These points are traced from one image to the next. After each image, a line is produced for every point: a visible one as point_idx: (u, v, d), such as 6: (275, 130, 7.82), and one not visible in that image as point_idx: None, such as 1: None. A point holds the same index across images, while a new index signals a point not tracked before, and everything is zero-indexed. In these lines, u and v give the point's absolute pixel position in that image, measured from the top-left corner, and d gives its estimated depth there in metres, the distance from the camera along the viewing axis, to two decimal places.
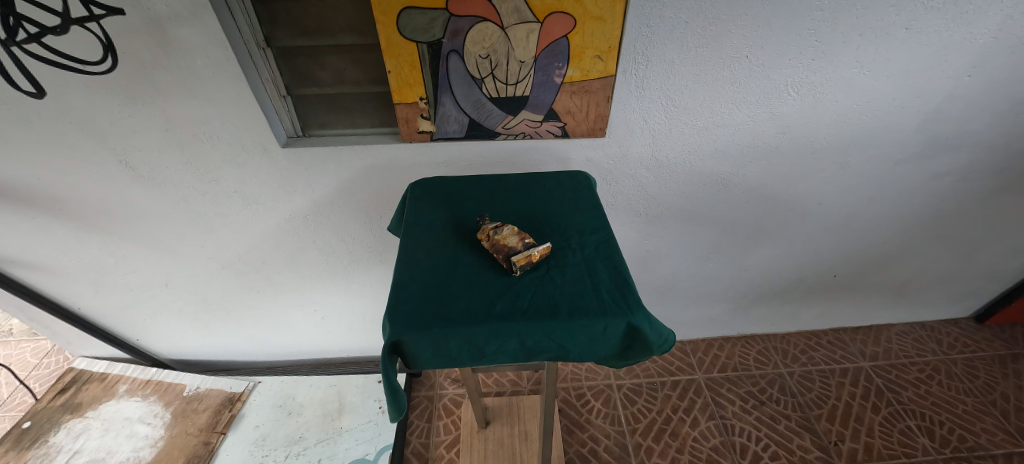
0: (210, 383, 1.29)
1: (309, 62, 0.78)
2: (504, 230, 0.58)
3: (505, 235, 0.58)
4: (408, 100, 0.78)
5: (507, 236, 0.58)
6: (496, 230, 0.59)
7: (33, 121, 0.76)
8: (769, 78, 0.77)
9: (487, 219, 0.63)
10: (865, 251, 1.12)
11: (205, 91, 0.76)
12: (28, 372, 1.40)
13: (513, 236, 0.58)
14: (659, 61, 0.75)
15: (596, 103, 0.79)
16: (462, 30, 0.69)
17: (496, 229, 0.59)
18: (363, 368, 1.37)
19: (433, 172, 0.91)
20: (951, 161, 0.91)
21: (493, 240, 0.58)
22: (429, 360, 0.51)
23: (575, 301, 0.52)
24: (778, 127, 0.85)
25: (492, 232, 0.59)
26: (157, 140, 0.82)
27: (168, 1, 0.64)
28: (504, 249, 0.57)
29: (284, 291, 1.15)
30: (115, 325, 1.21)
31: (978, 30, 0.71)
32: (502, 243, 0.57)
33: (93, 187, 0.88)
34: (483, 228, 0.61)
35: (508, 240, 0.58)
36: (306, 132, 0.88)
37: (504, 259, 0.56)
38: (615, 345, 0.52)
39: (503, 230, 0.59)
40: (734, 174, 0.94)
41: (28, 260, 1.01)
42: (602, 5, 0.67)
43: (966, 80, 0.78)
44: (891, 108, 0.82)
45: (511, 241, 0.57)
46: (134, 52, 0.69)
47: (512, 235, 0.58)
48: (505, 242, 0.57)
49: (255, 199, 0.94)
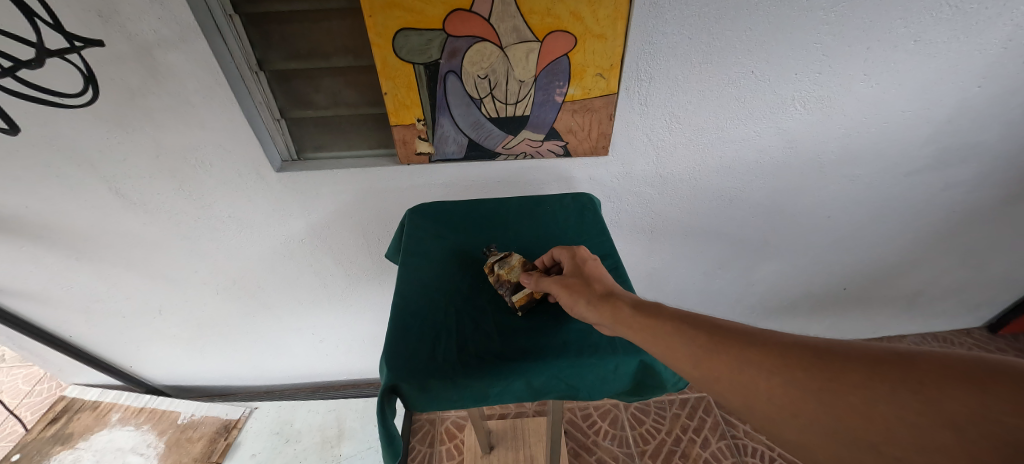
0: (205, 411, 1.26)
1: (303, 85, 0.77)
2: (508, 262, 0.56)
3: (509, 267, 0.55)
4: (405, 122, 0.76)
5: (511, 268, 0.55)
6: (500, 262, 0.56)
7: (20, 150, 0.74)
8: (775, 92, 0.76)
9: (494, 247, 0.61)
10: (874, 263, 1.10)
11: (196, 116, 0.74)
12: (19, 400, 1.37)
13: (516, 270, 0.55)
14: (663, 78, 0.73)
15: (598, 121, 0.77)
16: (460, 51, 0.67)
17: (501, 260, 0.57)
18: (363, 392, 1.34)
19: (432, 193, 0.89)
20: (962, 172, 0.89)
21: (496, 273, 0.56)
22: (429, 402, 0.47)
23: (583, 336, 0.49)
24: (785, 141, 0.83)
25: (496, 264, 0.56)
26: (147, 166, 0.80)
27: (156, 26, 0.63)
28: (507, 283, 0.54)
29: (281, 315, 1.12)
30: (108, 352, 1.17)
31: (988, 40, 0.69)
32: (504, 278, 0.54)
33: (83, 215, 0.86)
34: (490, 258, 0.59)
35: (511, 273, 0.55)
36: (301, 155, 0.86)
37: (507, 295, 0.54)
38: (627, 384, 0.49)
39: (508, 262, 0.56)
40: (740, 190, 0.91)
41: (17, 289, 0.98)
42: (604, 23, 0.65)
43: (976, 91, 0.76)
44: (901, 120, 0.80)
45: (515, 275, 0.54)
46: (121, 79, 0.68)
47: (517, 267, 0.55)
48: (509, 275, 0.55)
49: (250, 224, 0.92)
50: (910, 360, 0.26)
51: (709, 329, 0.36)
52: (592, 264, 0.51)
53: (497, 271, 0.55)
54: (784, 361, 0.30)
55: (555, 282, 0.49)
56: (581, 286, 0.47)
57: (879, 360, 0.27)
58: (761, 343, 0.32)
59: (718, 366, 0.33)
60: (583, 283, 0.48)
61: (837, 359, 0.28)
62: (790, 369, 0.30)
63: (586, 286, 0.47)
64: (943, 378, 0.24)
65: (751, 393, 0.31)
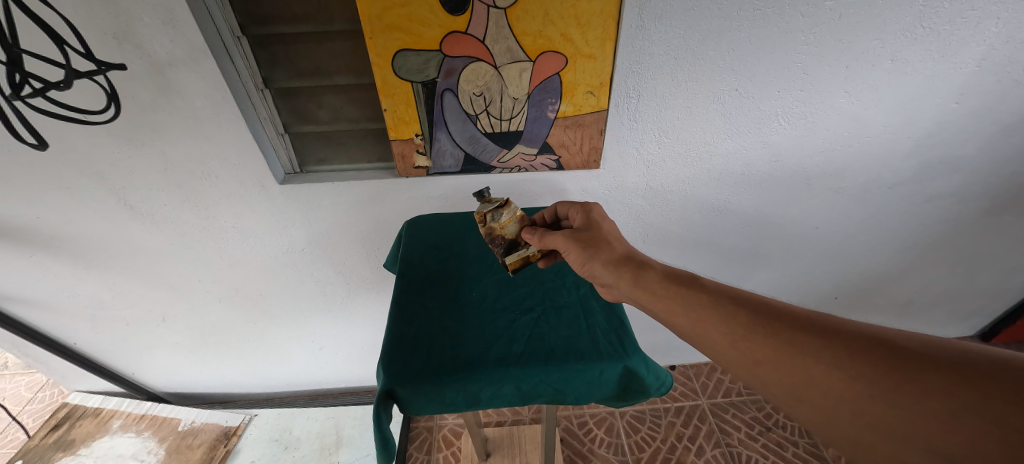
0: (205, 417, 1.27)
1: (307, 102, 0.80)
2: (503, 218, 0.59)
3: (503, 223, 0.60)
4: (403, 136, 0.79)
5: (505, 224, 0.60)
6: (494, 215, 0.59)
7: (35, 164, 0.77)
8: (759, 108, 0.79)
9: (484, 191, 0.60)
10: (864, 272, 1.12)
11: (203, 131, 0.77)
12: (22, 407, 1.39)
13: (510, 228, 0.60)
14: (651, 95, 0.76)
15: (589, 136, 0.80)
16: (456, 70, 0.71)
17: (496, 211, 0.59)
18: (362, 399, 1.36)
19: (430, 204, 0.92)
20: (944, 185, 0.92)
21: (489, 226, 0.60)
22: (424, 406, 0.49)
23: (571, 343, 0.51)
24: (771, 155, 0.86)
25: (489, 218, 0.60)
26: (157, 179, 0.83)
27: (168, 47, 0.66)
28: (500, 239, 0.61)
29: (282, 323, 1.15)
30: (111, 359, 1.19)
31: (961, 59, 0.73)
32: (497, 233, 0.60)
33: (92, 225, 0.88)
34: (484, 204, 0.60)
35: (505, 229, 0.61)
36: (303, 168, 0.89)
37: (500, 250, 0.62)
38: (613, 389, 0.51)
39: (502, 215, 0.60)
40: (728, 201, 0.94)
41: (26, 297, 1.00)
42: (593, 44, 0.69)
43: (954, 107, 0.79)
44: (882, 135, 0.83)
45: (508, 232, 0.61)
46: (135, 96, 0.71)
47: (511, 222, 0.60)
48: (502, 232, 0.61)
49: (253, 235, 0.94)
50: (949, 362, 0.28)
51: (750, 309, 0.40)
52: (608, 224, 0.57)
53: (491, 226, 0.59)
54: (827, 343, 0.34)
55: (564, 237, 0.56)
56: (594, 246, 0.53)
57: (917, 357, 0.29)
58: (801, 325, 0.36)
59: (760, 345, 0.37)
60: (595, 242, 0.54)
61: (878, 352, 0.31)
62: (829, 353, 0.33)
63: (599, 247, 0.53)
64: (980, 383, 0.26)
65: (789, 372, 0.34)
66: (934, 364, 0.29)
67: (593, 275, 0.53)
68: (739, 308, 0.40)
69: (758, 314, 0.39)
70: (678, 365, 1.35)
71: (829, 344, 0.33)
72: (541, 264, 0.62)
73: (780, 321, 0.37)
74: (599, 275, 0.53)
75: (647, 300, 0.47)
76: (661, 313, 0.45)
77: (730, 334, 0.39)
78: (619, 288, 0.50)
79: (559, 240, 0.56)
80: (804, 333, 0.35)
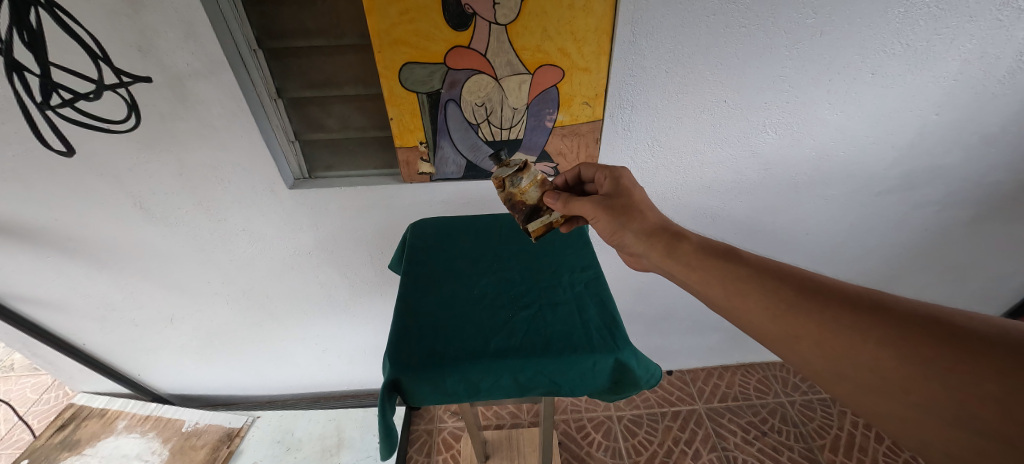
0: (209, 418, 1.29)
1: (317, 111, 0.84)
2: (523, 183, 0.63)
3: (523, 188, 0.64)
4: (408, 144, 0.83)
5: (525, 190, 0.64)
6: (514, 180, 0.63)
7: (57, 169, 0.81)
8: (747, 118, 0.82)
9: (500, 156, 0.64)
10: (856, 278, 1.15)
11: (218, 138, 0.81)
12: (28, 408, 1.41)
13: (530, 192, 0.64)
14: (644, 106, 0.80)
15: (585, 145, 0.84)
16: (459, 82, 0.75)
17: (515, 176, 0.63)
18: (363, 402, 1.37)
19: (432, 209, 0.95)
20: (930, 192, 0.95)
21: (509, 191, 0.64)
22: (426, 397, 0.52)
23: (565, 337, 0.54)
24: (760, 164, 0.89)
25: (508, 183, 0.63)
26: (171, 184, 0.87)
27: (189, 60, 0.71)
28: (521, 205, 0.65)
29: (286, 324, 1.17)
30: (118, 360, 1.22)
31: (938, 73, 0.77)
32: (518, 198, 0.64)
33: (108, 227, 0.92)
34: (503, 169, 0.64)
35: (526, 195, 0.65)
36: (312, 174, 0.93)
37: (521, 216, 0.66)
38: (607, 380, 0.54)
39: (522, 180, 0.64)
40: (721, 207, 0.97)
41: (40, 297, 1.04)
42: (588, 58, 0.73)
43: (934, 118, 0.82)
44: (866, 145, 0.86)
45: (529, 197, 0.64)
46: (155, 106, 0.75)
47: (530, 187, 0.64)
48: (523, 197, 0.64)
49: (262, 238, 0.98)
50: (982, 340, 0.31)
51: (788, 282, 0.43)
52: (639, 191, 0.61)
53: (512, 191, 0.63)
54: (861, 314, 0.36)
55: (593, 204, 0.59)
56: (626, 215, 0.57)
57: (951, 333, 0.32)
58: (838, 297, 0.39)
59: (794, 316, 0.40)
60: (627, 212, 0.57)
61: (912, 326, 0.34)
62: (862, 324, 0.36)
63: (631, 217, 0.56)
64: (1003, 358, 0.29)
65: (821, 340, 0.38)
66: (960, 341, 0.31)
67: (622, 243, 0.58)
68: (783, 285, 0.43)
69: (802, 292, 0.41)
70: (675, 370, 1.37)
71: (872, 320, 0.36)
72: (563, 229, 0.69)
73: (825, 298, 0.40)
74: (628, 244, 0.57)
75: (684, 274, 0.50)
76: (700, 288, 0.49)
77: (773, 309, 0.42)
78: (651, 259, 0.55)
79: (588, 207, 0.60)
80: (847, 310, 0.38)
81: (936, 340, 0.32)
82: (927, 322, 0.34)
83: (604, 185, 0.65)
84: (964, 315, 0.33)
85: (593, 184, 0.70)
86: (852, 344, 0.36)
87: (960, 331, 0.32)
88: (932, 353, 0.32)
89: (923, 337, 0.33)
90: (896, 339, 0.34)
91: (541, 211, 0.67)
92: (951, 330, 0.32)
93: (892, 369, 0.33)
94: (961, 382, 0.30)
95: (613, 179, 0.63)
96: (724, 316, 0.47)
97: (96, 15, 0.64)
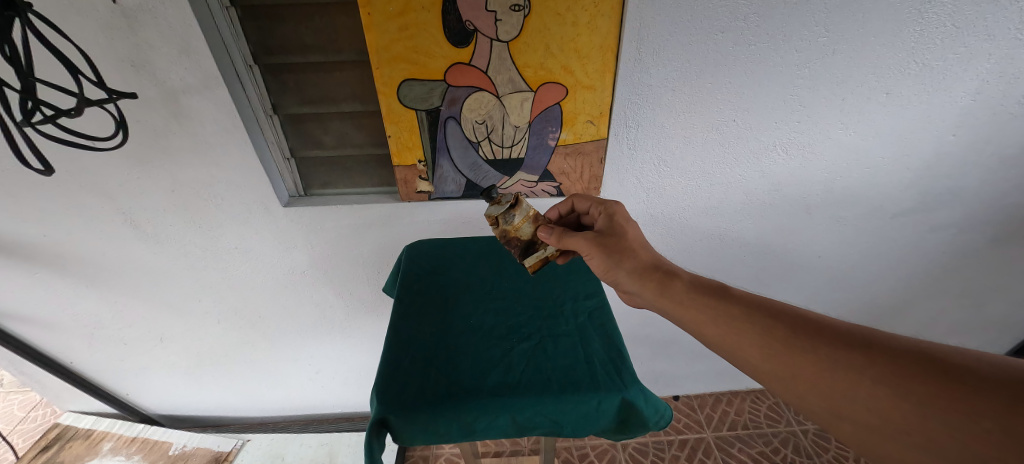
0: (197, 441, 1.25)
1: (314, 127, 0.82)
2: (516, 220, 0.59)
3: (517, 224, 0.60)
4: (406, 162, 0.80)
5: (518, 226, 0.60)
6: (506, 218, 0.59)
7: (46, 185, 0.79)
8: (757, 138, 0.80)
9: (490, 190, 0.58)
10: (870, 301, 1.10)
11: (212, 155, 0.79)
12: (13, 426, 1.36)
13: (525, 228, 0.60)
14: (650, 125, 0.77)
15: (589, 164, 0.81)
16: (459, 99, 0.73)
17: (508, 214, 0.59)
18: (357, 425, 1.33)
19: (431, 229, 0.92)
20: (947, 215, 0.91)
21: (502, 228, 0.60)
22: (417, 437, 0.48)
23: (567, 373, 0.51)
24: (771, 184, 0.86)
25: (502, 220, 0.59)
26: (163, 201, 0.84)
27: (183, 75, 0.69)
28: (516, 240, 0.62)
29: (279, 345, 1.13)
30: (105, 379, 1.18)
31: (956, 93, 0.74)
32: (513, 234, 0.61)
33: (97, 244, 0.90)
34: (494, 207, 0.60)
35: (520, 230, 0.61)
36: (308, 192, 0.91)
37: (517, 250, 0.63)
38: (612, 421, 0.50)
39: (515, 217, 0.59)
40: (729, 228, 0.94)
41: (27, 315, 1.01)
42: (593, 75, 0.71)
43: (951, 139, 0.79)
44: (881, 166, 0.83)
45: (524, 233, 0.61)
46: (147, 121, 0.73)
47: (524, 223, 0.60)
48: (517, 233, 0.61)
49: (255, 256, 0.95)
50: (976, 375, 0.30)
51: (782, 322, 0.41)
52: (631, 226, 0.58)
53: (506, 228, 0.60)
54: (857, 355, 0.35)
55: (587, 240, 0.56)
56: (618, 253, 0.54)
57: (944, 370, 0.31)
58: (830, 337, 0.37)
59: (790, 359, 0.38)
60: (619, 249, 0.54)
61: (907, 364, 0.32)
62: (858, 365, 0.34)
63: (623, 255, 0.54)
64: (998, 395, 0.28)
65: (817, 385, 0.36)
66: (958, 377, 0.30)
67: (615, 281, 0.54)
68: (775, 323, 0.41)
69: (795, 330, 0.39)
70: (681, 395, 1.31)
71: (867, 361, 0.34)
72: (559, 261, 0.67)
73: (818, 336, 0.38)
74: (621, 282, 0.55)
75: (675, 311, 0.48)
76: (692, 327, 0.46)
77: (766, 349, 0.40)
78: (643, 297, 0.51)
79: (581, 243, 0.57)
80: (840, 350, 0.36)
81: (932, 379, 0.31)
82: (922, 359, 0.32)
83: (598, 220, 0.63)
84: (956, 351, 0.32)
85: (588, 216, 0.68)
86: (848, 386, 0.34)
87: (958, 368, 0.31)
88: (930, 392, 0.30)
89: (918, 375, 0.31)
90: (892, 378, 0.32)
91: (536, 245, 0.64)
92: (944, 366, 0.31)
93: (891, 413, 0.32)
94: (962, 422, 0.28)
95: (607, 215, 0.61)
96: (718, 355, 0.45)
97: (88, 29, 0.63)
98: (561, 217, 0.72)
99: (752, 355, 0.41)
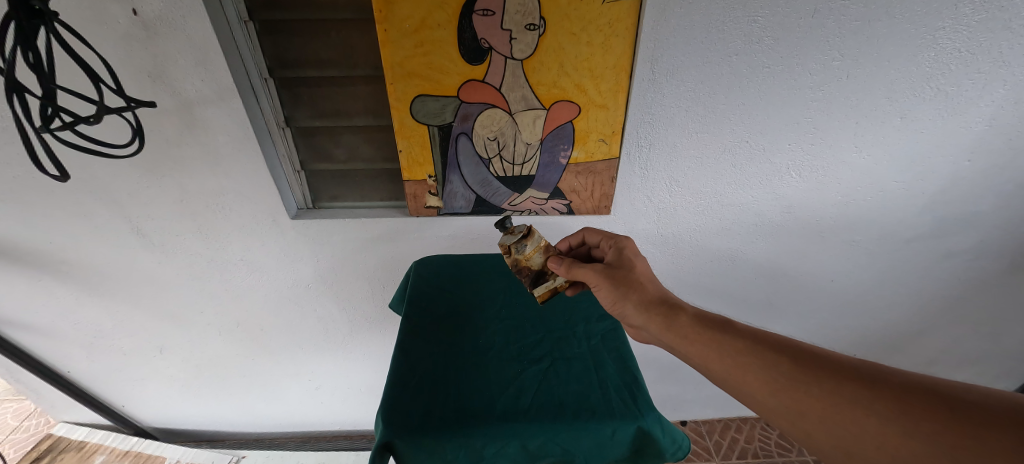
0: (191, 457, 1.21)
1: (325, 140, 0.83)
2: (527, 250, 0.59)
3: (528, 254, 0.59)
4: (417, 177, 0.80)
5: (529, 256, 0.59)
6: (519, 247, 0.58)
7: (55, 192, 0.79)
8: (770, 161, 0.79)
9: (502, 224, 0.59)
10: (883, 327, 1.08)
11: (223, 165, 0.79)
12: (5, 435, 1.34)
13: (536, 258, 0.59)
14: (662, 144, 0.77)
15: (600, 183, 0.81)
16: (471, 116, 0.73)
17: (519, 243, 0.59)
18: (355, 444, 1.30)
19: (438, 245, 0.91)
20: (963, 240, 0.89)
21: (515, 257, 0.59)
22: None
23: (580, 399, 0.49)
24: (783, 207, 0.85)
25: (513, 249, 0.59)
26: (171, 211, 0.84)
27: (199, 86, 0.70)
28: (527, 270, 0.60)
29: (280, 359, 1.11)
30: (101, 389, 1.16)
31: (971, 119, 0.73)
32: (524, 263, 0.59)
33: (102, 252, 0.89)
34: (506, 237, 0.59)
35: (531, 260, 0.60)
36: (316, 204, 0.90)
37: (527, 280, 0.62)
38: (625, 451, 0.48)
39: (526, 247, 0.59)
40: (741, 250, 0.93)
41: (27, 322, 1.00)
42: (605, 94, 0.71)
43: (966, 165, 0.78)
44: (895, 191, 0.82)
45: (534, 263, 0.60)
46: (160, 130, 0.74)
47: (535, 253, 0.60)
48: (528, 263, 0.60)
49: (259, 269, 0.94)
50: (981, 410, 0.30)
51: (790, 355, 0.40)
52: (640, 260, 0.57)
53: (517, 258, 0.59)
54: (869, 392, 0.34)
55: (596, 272, 0.54)
56: (625, 284, 0.52)
57: (952, 407, 0.31)
58: (840, 372, 0.36)
59: (802, 396, 0.36)
60: (627, 282, 0.53)
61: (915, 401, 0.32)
62: (866, 401, 0.33)
63: (630, 287, 0.52)
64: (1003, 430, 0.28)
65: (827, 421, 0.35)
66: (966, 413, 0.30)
67: (620, 314, 0.52)
68: (780, 356, 0.40)
69: (800, 364, 0.38)
70: (688, 420, 1.28)
71: (875, 396, 0.33)
72: (569, 292, 0.64)
73: (822, 369, 0.37)
74: (626, 316, 0.52)
75: (681, 346, 0.45)
76: (698, 361, 0.44)
77: (773, 383, 0.38)
78: (649, 332, 0.49)
79: (590, 274, 0.55)
80: (849, 384, 0.35)
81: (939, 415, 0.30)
82: (928, 394, 0.32)
83: (608, 254, 0.62)
84: (961, 386, 0.32)
85: (598, 250, 0.67)
86: (857, 422, 0.33)
87: (962, 403, 0.31)
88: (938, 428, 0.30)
89: (927, 412, 0.31)
90: (899, 413, 0.32)
91: (546, 275, 0.62)
92: (951, 403, 0.31)
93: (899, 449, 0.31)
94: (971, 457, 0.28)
95: (617, 249, 0.60)
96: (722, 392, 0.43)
97: (108, 38, 0.63)
98: (571, 249, 0.71)
99: (759, 391, 0.39)
